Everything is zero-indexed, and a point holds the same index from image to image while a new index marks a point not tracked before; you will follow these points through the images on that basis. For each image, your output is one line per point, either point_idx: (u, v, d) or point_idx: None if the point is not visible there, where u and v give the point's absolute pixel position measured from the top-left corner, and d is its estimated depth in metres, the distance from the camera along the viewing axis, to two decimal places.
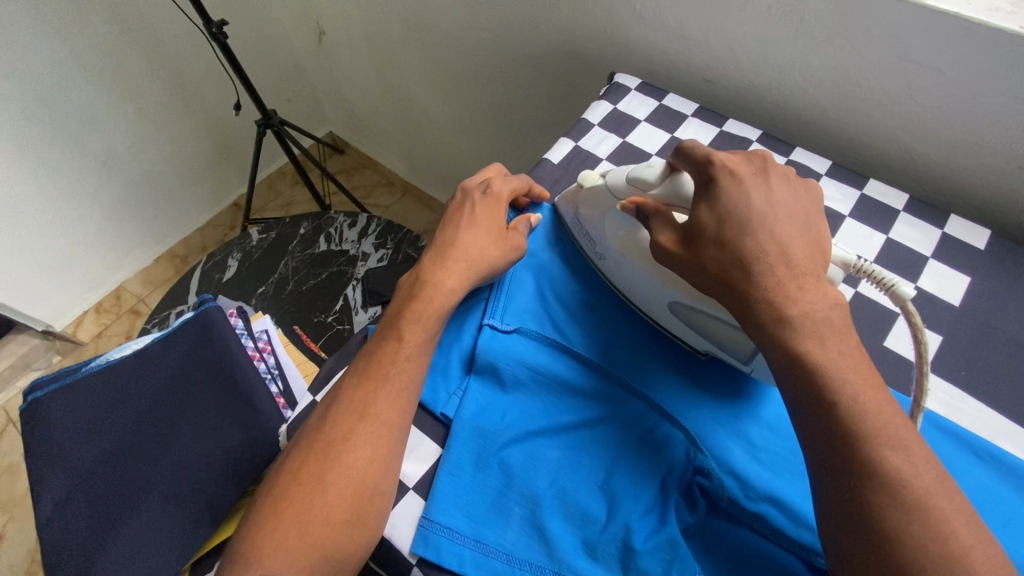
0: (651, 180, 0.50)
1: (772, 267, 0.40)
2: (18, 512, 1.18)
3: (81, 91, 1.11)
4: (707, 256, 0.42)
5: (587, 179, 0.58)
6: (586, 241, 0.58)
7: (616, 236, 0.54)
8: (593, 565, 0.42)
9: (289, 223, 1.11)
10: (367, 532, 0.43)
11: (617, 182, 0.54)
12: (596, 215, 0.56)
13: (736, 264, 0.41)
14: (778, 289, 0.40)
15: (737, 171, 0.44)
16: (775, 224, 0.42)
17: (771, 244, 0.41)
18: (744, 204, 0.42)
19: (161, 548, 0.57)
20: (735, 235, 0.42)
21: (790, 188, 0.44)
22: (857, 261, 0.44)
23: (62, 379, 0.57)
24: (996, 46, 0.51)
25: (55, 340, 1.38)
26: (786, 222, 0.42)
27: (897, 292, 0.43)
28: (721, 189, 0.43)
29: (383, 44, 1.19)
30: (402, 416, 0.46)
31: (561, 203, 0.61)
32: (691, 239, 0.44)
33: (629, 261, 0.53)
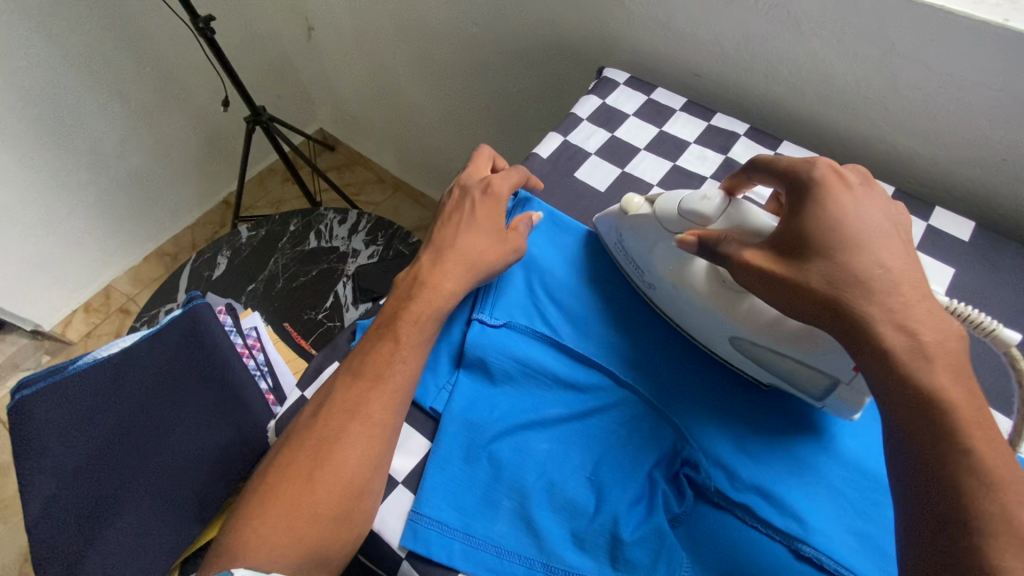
0: (711, 212, 0.47)
1: (893, 279, 0.38)
2: (7, 514, 1.17)
3: (66, 87, 1.09)
4: (817, 272, 0.39)
5: (631, 205, 0.53)
6: (631, 269, 0.55)
7: (667, 264, 0.51)
8: (581, 555, 0.42)
9: (279, 220, 1.10)
10: (354, 530, 0.43)
11: (667, 211, 0.50)
12: (644, 243, 0.53)
13: (856, 279, 0.38)
14: (905, 307, 0.37)
15: (845, 178, 0.42)
16: (877, 241, 0.39)
17: (887, 257, 0.39)
18: (855, 216, 0.40)
19: (149, 548, 0.58)
20: (848, 247, 0.39)
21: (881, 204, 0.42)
22: (956, 308, 0.42)
23: (51, 377, 0.56)
24: (981, 39, 0.51)
25: (43, 340, 1.37)
26: (889, 239, 0.40)
27: (1001, 337, 0.42)
28: (827, 196, 0.41)
29: (372, 40, 1.19)
30: (394, 416, 0.46)
31: (601, 224, 0.57)
32: (792, 255, 0.40)
33: (686, 293, 0.50)
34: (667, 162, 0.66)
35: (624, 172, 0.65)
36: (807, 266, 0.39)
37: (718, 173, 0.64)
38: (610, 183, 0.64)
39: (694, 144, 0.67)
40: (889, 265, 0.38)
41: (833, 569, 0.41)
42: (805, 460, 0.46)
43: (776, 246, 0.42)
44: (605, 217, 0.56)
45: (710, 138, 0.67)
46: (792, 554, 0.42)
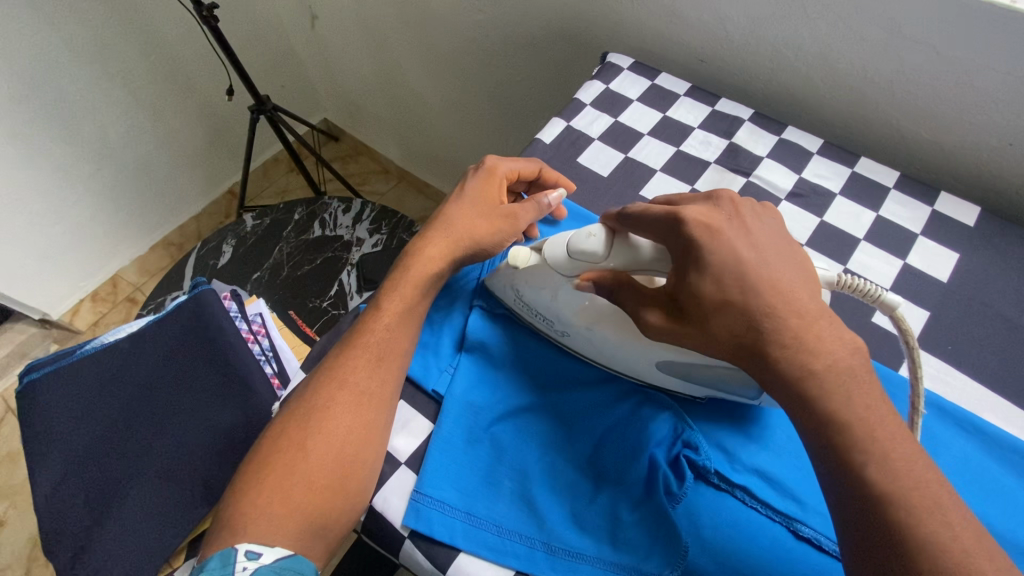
0: (599, 251, 0.45)
1: (783, 315, 0.36)
2: (18, 499, 1.19)
3: (73, 77, 1.10)
4: (718, 327, 0.37)
5: (519, 259, 0.50)
6: (539, 320, 0.52)
7: (572, 308, 0.49)
8: (580, 535, 0.43)
9: (284, 208, 1.10)
10: (350, 500, 0.43)
11: (557, 256, 0.49)
12: (543, 293, 0.50)
13: (752, 326, 0.36)
14: (799, 340, 0.35)
15: (712, 224, 0.39)
16: (769, 271, 0.37)
17: (774, 295, 0.37)
18: (734, 260, 0.37)
19: (155, 526, 0.59)
20: (741, 293, 0.37)
21: (765, 224, 0.41)
22: (841, 278, 0.42)
23: (59, 361, 0.58)
24: (990, 21, 0.50)
25: (51, 329, 1.38)
26: (778, 264, 0.38)
27: (886, 301, 0.42)
28: (703, 248, 0.38)
29: (377, 28, 1.18)
30: (382, 385, 0.47)
31: (496, 286, 0.54)
32: (685, 308, 0.39)
33: (600, 330, 0.48)
34: (671, 147, 0.65)
35: (627, 157, 0.65)
36: (705, 323, 0.38)
37: (722, 158, 0.64)
38: (614, 168, 0.64)
39: (698, 129, 0.67)
40: (785, 295, 0.37)
41: (830, 549, 0.41)
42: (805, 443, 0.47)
43: (671, 302, 0.40)
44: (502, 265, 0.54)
45: (713, 124, 0.67)
46: (792, 535, 0.42)
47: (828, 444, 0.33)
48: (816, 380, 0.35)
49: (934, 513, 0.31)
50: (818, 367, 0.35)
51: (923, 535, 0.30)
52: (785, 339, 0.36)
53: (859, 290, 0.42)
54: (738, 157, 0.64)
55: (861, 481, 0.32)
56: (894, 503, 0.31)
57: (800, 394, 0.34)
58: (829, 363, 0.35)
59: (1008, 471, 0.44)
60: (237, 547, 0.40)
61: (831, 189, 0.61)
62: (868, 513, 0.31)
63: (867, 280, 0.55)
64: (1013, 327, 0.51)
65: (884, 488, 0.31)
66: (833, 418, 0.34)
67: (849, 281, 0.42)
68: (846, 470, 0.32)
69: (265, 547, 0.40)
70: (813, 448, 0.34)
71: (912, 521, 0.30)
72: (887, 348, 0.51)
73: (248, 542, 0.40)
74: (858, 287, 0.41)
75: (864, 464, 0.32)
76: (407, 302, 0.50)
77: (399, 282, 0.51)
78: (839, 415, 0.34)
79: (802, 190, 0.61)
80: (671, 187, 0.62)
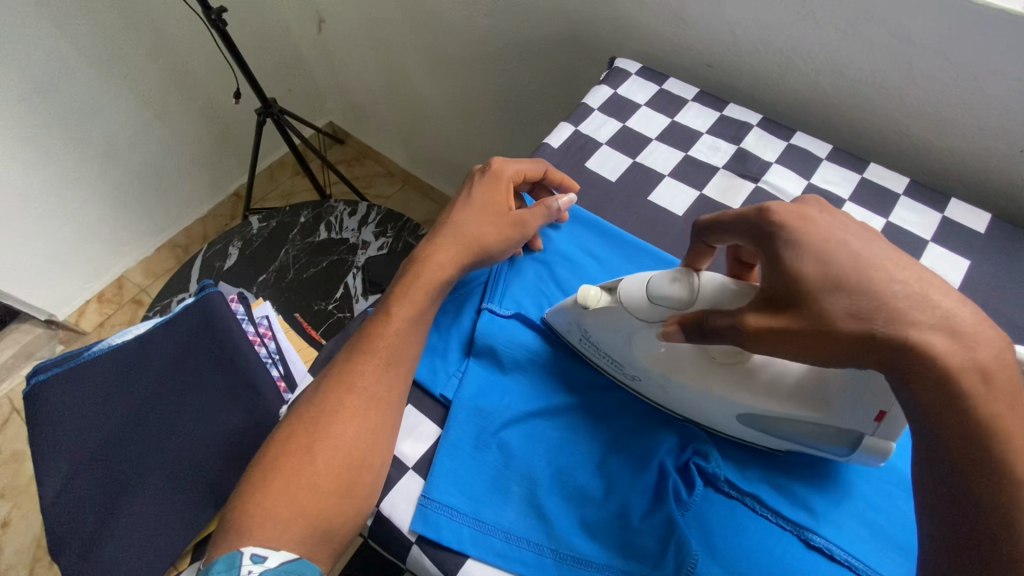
0: (682, 292, 0.42)
1: (908, 305, 0.31)
2: (22, 500, 1.19)
3: (82, 79, 1.11)
4: (833, 310, 0.32)
5: (590, 299, 0.47)
6: (607, 362, 0.49)
7: (646, 352, 0.46)
8: (590, 542, 0.42)
9: (290, 212, 1.10)
10: (355, 505, 0.43)
11: (635, 297, 0.45)
12: (616, 335, 0.47)
13: (877, 306, 0.32)
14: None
15: (803, 213, 0.37)
16: (883, 251, 0.34)
17: (900, 271, 0.33)
18: (840, 241, 0.34)
19: (163, 531, 0.59)
20: (852, 272, 0.33)
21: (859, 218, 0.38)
22: None
23: (66, 363, 0.58)
24: (1001, 27, 0.50)
25: (57, 330, 1.38)
26: (890, 248, 0.35)
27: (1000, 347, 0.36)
28: (793, 232, 0.35)
29: (383, 31, 1.19)
30: (391, 389, 0.47)
31: (554, 319, 0.51)
32: (789, 298, 0.34)
33: (675, 377, 0.45)
34: (679, 152, 0.65)
35: (635, 162, 0.65)
36: (814, 309, 0.33)
37: (730, 163, 0.64)
38: (622, 173, 0.64)
39: (706, 134, 0.67)
40: None
41: (842, 560, 0.41)
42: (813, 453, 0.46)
43: (769, 298, 0.35)
44: (564, 312, 0.50)
45: (722, 130, 0.67)
46: (804, 545, 0.42)
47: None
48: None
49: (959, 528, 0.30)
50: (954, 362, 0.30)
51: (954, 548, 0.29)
52: (918, 324, 0.31)
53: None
54: (746, 163, 0.64)
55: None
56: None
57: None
58: (971, 359, 0.30)
59: None
60: (242, 550, 0.40)
61: (840, 195, 0.61)
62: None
63: None
64: None
65: None
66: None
67: None
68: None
69: (270, 551, 0.40)
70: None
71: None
72: None
73: (253, 545, 0.40)
74: None
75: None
76: (416, 308, 0.50)
77: (409, 288, 0.51)
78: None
79: (811, 196, 0.61)
80: (679, 193, 0.62)
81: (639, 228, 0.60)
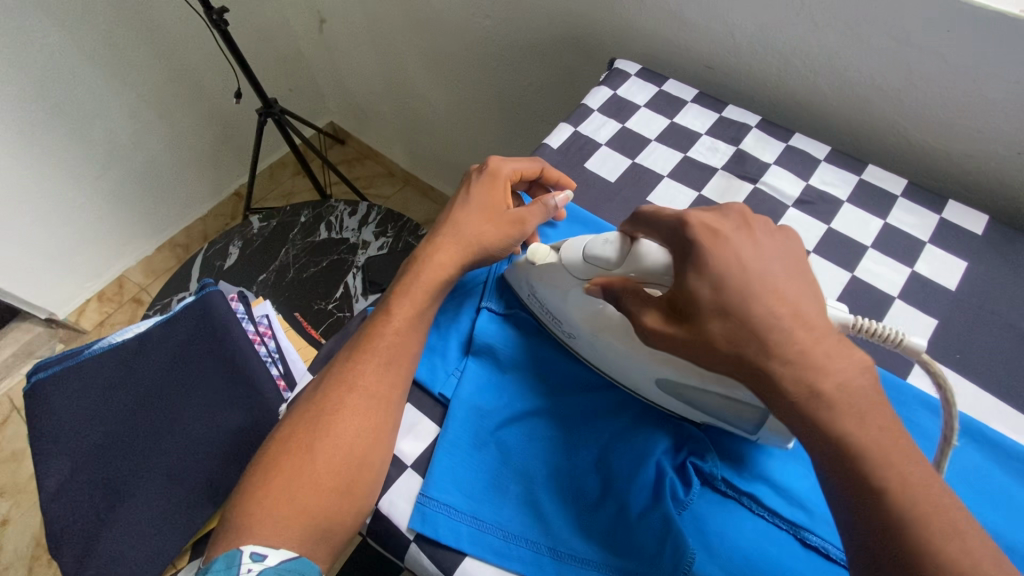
0: (611, 257, 0.46)
1: (787, 329, 0.35)
2: (22, 498, 1.20)
3: (83, 79, 1.11)
4: (714, 332, 0.36)
5: (536, 256, 0.51)
6: (548, 318, 0.52)
7: (582, 311, 0.49)
8: (587, 541, 0.43)
9: (291, 211, 1.10)
10: (356, 503, 0.43)
11: (573, 258, 0.49)
12: (555, 292, 0.50)
13: (750, 334, 0.36)
14: (809, 354, 0.35)
15: (718, 230, 0.39)
16: (776, 281, 0.37)
17: (780, 305, 0.36)
18: (737, 267, 0.37)
19: (160, 531, 0.58)
20: (740, 301, 0.36)
21: (776, 238, 0.40)
22: (857, 321, 0.41)
23: (65, 362, 0.58)
24: (998, 30, 0.51)
25: (57, 329, 1.38)
26: (783, 275, 0.37)
27: (907, 344, 0.40)
28: (704, 253, 0.38)
29: (384, 32, 1.19)
30: (392, 388, 0.47)
31: (511, 277, 0.55)
32: (684, 314, 0.38)
33: (603, 338, 0.48)
34: (678, 153, 0.65)
35: (634, 163, 0.65)
36: (700, 328, 0.37)
37: (729, 164, 0.64)
38: (621, 174, 0.64)
39: (705, 136, 0.67)
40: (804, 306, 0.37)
41: (840, 559, 0.41)
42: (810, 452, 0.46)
43: (671, 306, 0.39)
44: (517, 270, 0.54)
45: (721, 131, 0.67)
46: (800, 544, 0.42)
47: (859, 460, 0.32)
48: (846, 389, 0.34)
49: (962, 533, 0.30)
50: (825, 387, 0.34)
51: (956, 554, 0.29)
52: (788, 355, 0.35)
53: (880, 334, 0.41)
54: (745, 164, 0.64)
55: (891, 497, 0.31)
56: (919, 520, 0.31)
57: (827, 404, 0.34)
58: (839, 384, 0.34)
59: (1019, 481, 0.44)
60: (243, 549, 0.40)
61: (838, 196, 0.61)
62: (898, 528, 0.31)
63: (874, 287, 0.55)
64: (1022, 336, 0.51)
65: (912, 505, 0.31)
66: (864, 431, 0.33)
67: (865, 325, 0.41)
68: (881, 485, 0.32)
69: (271, 549, 0.40)
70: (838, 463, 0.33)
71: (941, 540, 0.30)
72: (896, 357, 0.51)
73: (254, 544, 0.41)
74: (874, 330, 0.41)
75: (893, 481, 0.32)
76: (417, 308, 0.51)
77: (408, 287, 0.51)
78: (870, 427, 0.33)
79: (810, 198, 0.61)
80: (678, 193, 0.62)
81: None
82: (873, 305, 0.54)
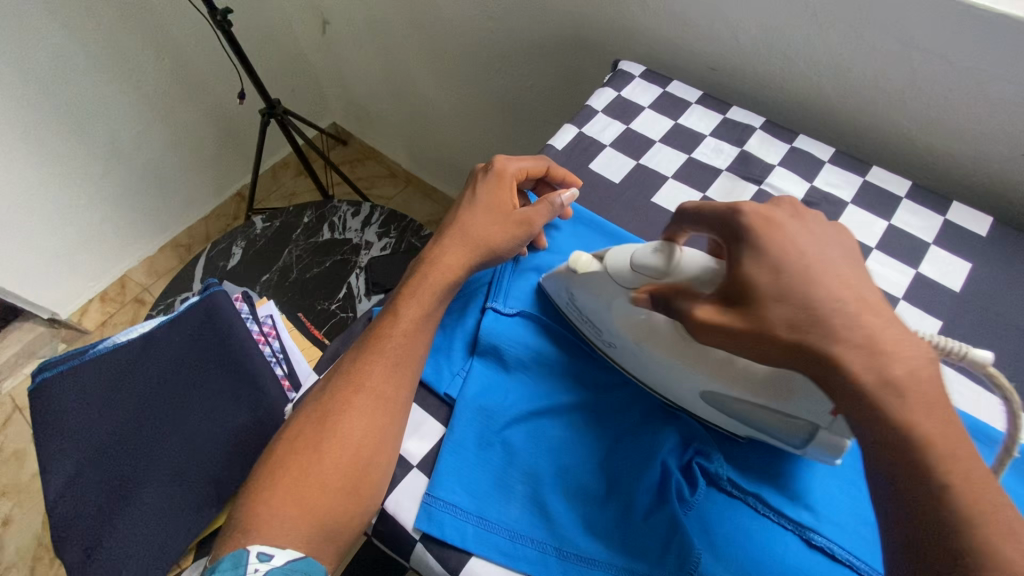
0: (660, 264, 0.45)
1: (854, 312, 0.34)
2: (24, 498, 1.20)
3: (87, 79, 1.11)
4: (774, 317, 0.35)
5: (580, 263, 0.50)
6: (587, 327, 0.52)
7: (627, 321, 0.48)
8: (593, 540, 0.43)
9: (294, 212, 1.11)
10: (362, 503, 0.44)
11: (619, 267, 0.48)
12: (599, 301, 0.50)
13: (816, 319, 0.35)
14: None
15: (772, 216, 0.39)
16: (836, 267, 0.37)
17: (845, 289, 0.36)
18: (796, 252, 0.37)
19: (164, 528, 0.57)
20: (801, 285, 0.36)
21: (828, 228, 0.40)
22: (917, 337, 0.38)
23: (72, 360, 0.61)
24: (1002, 31, 0.51)
25: (59, 329, 1.38)
26: (843, 263, 0.38)
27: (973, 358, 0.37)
28: (759, 237, 0.38)
29: (387, 33, 1.19)
30: (399, 388, 0.47)
31: (550, 285, 0.54)
32: (738, 303, 0.37)
33: (647, 347, 0.47)
34: (682, 155, 0.66)
35: (639, 164, 0.65)
36: (757, 315, 0.36)
37: (733, 166, 0.64)
38: (625, 175, 0.64)
39: (709, 137, 0.67)
40: None
41: (845, 560, 0.41)
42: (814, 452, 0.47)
43: (722, 299, 0.38)
44: (556, 276, 0.53)
45: (725, 133, 0.67)
46: (806, 545, 0.42)
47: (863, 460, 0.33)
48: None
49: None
50: (899, 374, 0.31)
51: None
52: (861, 339, 0.33)
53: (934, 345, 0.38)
54: (749, 165, 0.64)
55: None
56: None
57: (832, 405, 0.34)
58: (911, 371, 0.32)
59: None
60: (249, 549, 0.40)
61: (842, 198, 0.61)
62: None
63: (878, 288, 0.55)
64: None
65: None
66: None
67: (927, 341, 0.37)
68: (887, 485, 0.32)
69: (277, 549, 0.40)
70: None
71: None
72: None
73: (260, 544, 0.40)
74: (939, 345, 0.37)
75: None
76: (424, 309, 0.51)
77: (416, 289, 0.52)
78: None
79: (814, 199, 0.61)
80: (682, 194, 0.62)
81: (643, 229, 0.61)
82: None
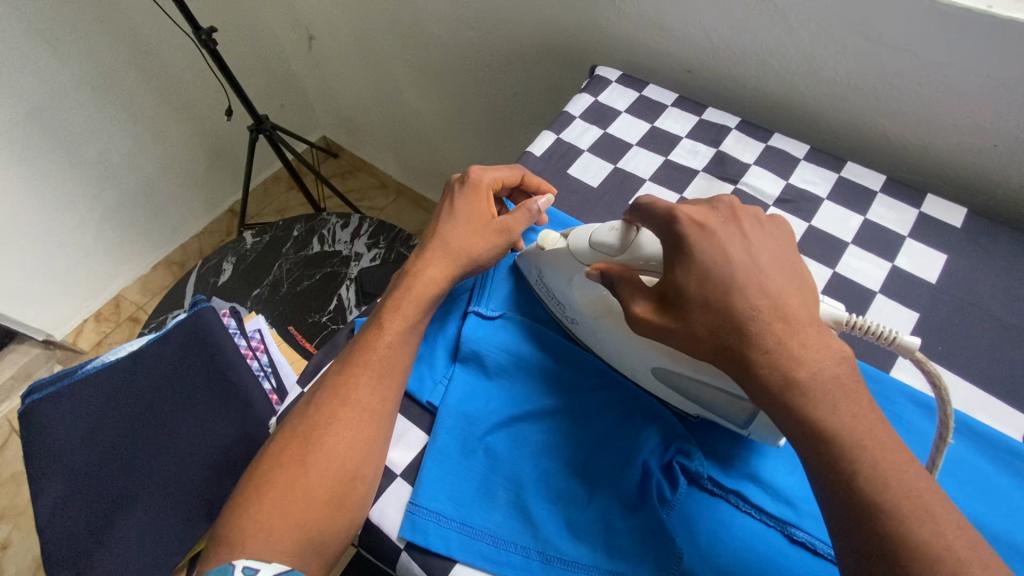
0: (614, 245, 0.47)
1: (768, 319, 0.37)
2: (22, 521, 1.19)
3: (75, 101, 1.12)
4: (698, 320, 0.38)
5: (547, 241, 0.53)
6: (554, 304, 0.54)
7: (586, 299, 0.50)
8: (575, 543, 0.43)
9: (283, 226, 1.12)
10: (348, 515, 0.44)
11: (580, 245, 0.50)
12: (562, 277, 0.52)
13: (734, 325, 0.37)
14: (785, 346, 0.36)
15: (705, 223, 0.40)
16: (761, 276, 0.38)
17: (762, 297, 0.37)
18: (723, 260, 0.39)
19: (155, 547, 0.59)
20: (723, 291, 0.38)
21: (764, 231, 0.42)
22: (850, 318, 0.41)
23: (60, 381, 0.57)
24: (967, 27, 0.51)
25: (55, 350, 1.39)
26: (769, 268, 0.39)
27: (901, 343, 0.41)
28: (692, 247, 0.40)
29: (372, 46, 1.21)
30: (384, 401, 0.48)
31: (523, 265, 0.57)
32: (671, 303, 0.40)
33: (604, 324, 0.49)
34: (659, 156, 0.66)
35: (616, 167, 0.66)
36: (686, 316, 0.39)
37: (709, 166, 0.65)
38: (603, 179, 0.65)
39: (686, 139, 0.68)
40: (777, 299, 0.37)
41: (828, 554, 0.42)
42: (799, 448, 0.47)
43: (659, 296, 0.41)
44: (526, 257, 0.56)
45: (701, 134, 0.68)
46: (787, 540, 0.42)
47: (831, 445, 0.33)
48: (820, 378, 0.35)
49: (935, 518, 0.31)
50: (802, 374, 0.35)
51: (928, 537, 0.30)
52: (768, 344, 0.36)
53: (872, 332, 0.41)
54: (725, 166, 0.65)
55: (864, 485, 0.32)
56: (896, 508, 0.31)
57: (802, 392, 0.35)
58: (814, 372, 0.35)
59: (1003, 470, 0.44)
60: (235, 564, 0.40)
61: (818, 194, 0.62)
62: (877, 512, 0.31)
63: (855, 283, 0.55)
64: (1004, 327, 0.51)
65: (885, 490, 0.31)
66: (842, 416, 0.34)
67: (860, 323, 0.41)
68: (860, 468, 0.32)
69: (262, 563, 0.41)
70: (814, 450, 0.34)
71: (916, 525, 0.30)
72: (874, 350, 0.51)
73: (246, 559, 0.41)
74: (869, 329, 0.41)
75: (867, 467, 0.32)
76: (408, 321, 0.51)
77: (400, 301, 0.52)
78: (845, 415, 0.34)
79: (790, 197, 0.61)
80: (660, 196, 0.63)
81: None
82: (855, 300, 0.54)
